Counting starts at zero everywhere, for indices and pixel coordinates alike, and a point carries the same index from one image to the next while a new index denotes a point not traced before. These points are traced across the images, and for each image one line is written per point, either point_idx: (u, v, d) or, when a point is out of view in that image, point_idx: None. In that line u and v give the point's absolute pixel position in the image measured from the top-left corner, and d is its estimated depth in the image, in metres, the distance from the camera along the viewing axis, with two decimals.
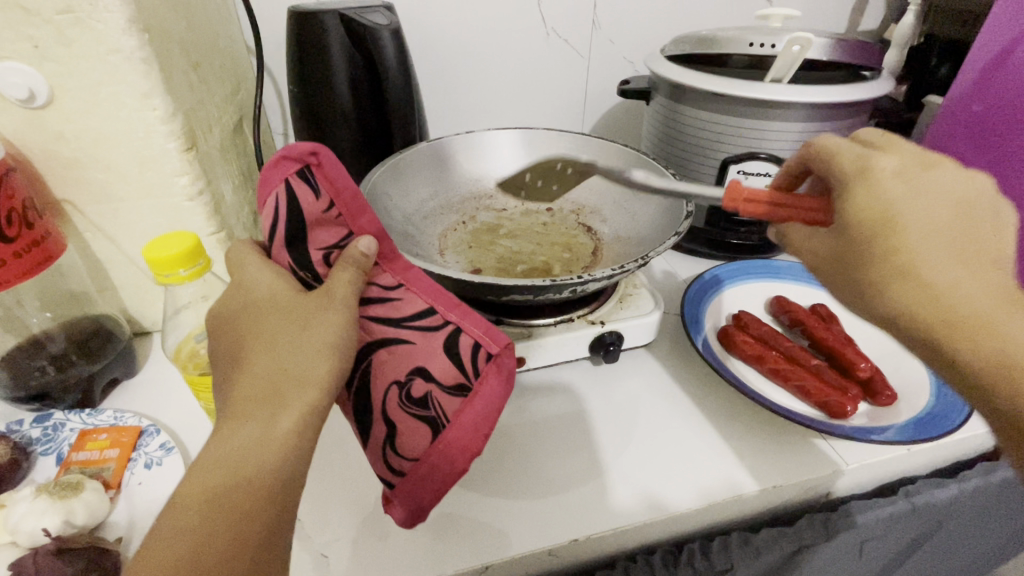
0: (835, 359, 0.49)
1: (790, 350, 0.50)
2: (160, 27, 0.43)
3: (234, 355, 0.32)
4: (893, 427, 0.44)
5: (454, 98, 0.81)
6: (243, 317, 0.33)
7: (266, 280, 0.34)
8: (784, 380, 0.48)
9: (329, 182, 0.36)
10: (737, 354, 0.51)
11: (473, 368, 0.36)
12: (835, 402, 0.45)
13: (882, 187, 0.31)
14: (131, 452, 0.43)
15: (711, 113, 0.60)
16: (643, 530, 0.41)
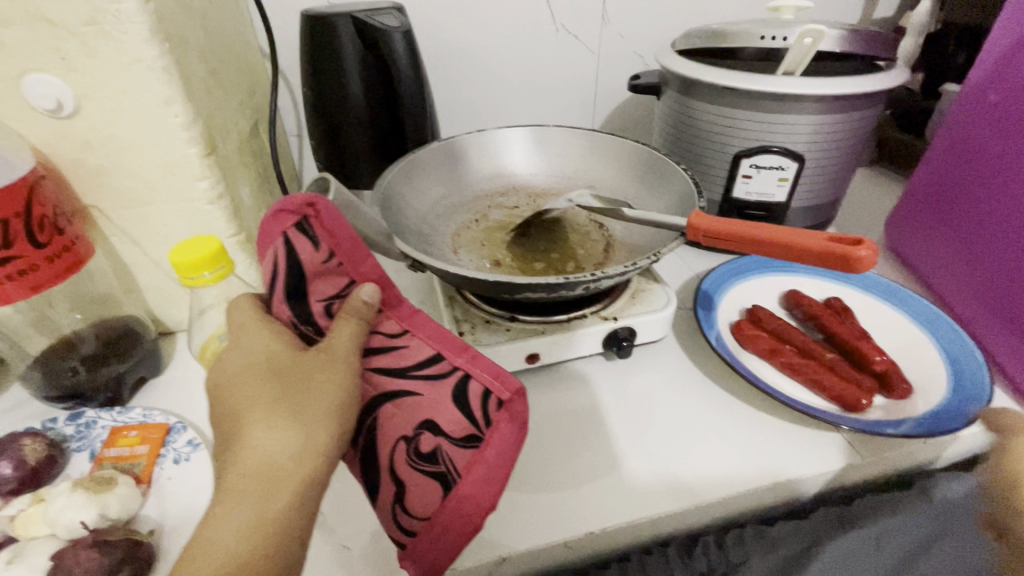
0: (850, 354, 0.49)
1: (805, 343, 0.50)
2: (179, 35, 0.44)
3: (233, 423, 0.33)
4: (910, 420, 0.44)
5: (464, 96, 0.81)
6: (241, 383, 0.34)
7: (264, 341, 0.35)
8: (795, 373, 0.49)
9: (329, 233, 0.37)
10: (750, 348, 0.51)
11: (482, 418, 0.36)
12: (850, 395, 0.45)
13: None
14: (160, 448, 0.44)
15: (723, 107, 0.60)
16: (656, 523, 0.41)
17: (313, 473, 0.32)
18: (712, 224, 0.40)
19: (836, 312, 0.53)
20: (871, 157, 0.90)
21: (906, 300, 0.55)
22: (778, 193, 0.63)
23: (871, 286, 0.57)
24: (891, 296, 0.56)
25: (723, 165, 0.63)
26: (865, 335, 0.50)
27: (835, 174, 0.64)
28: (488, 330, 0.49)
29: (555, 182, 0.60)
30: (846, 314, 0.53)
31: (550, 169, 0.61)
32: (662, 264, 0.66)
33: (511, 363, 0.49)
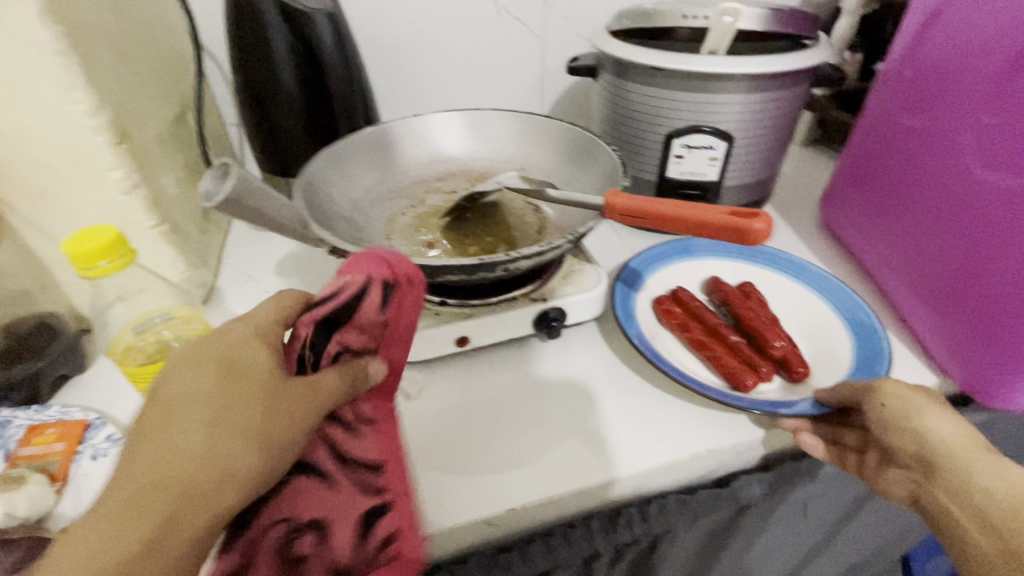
0: (753, 338, 0.52)
1: (715, 325, 0.53)
2: (81, 18, 0.42)
3: (164, 401, 0.30)
4: (800, 402, 0.47)
5: (409, 82, 0.80)
6: (204, 369, 0.31)
7: (252, 351, 0.33)
8: (701, 350, 0.52)
9: (399, 310, 0.39)
10: (664, 324, 0.54)
11: (371, 546, 0.34)
12: (737, 373, 0.48)
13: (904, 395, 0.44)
14: (77, 445, 0.43)
15: (655, 88, 0.60)
16: (578, 496, 0.43)
17: (217, 514, 0.28)
18: (627, 199, 0.40)
19: (750, 298, 0.55)
20: (810, 139, 0.92)
21: (822, 284, 0.58)
22: (709, 171, 0.64)
23: (795, 270, 0.60)
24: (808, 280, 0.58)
25: (656, 147, 0.64)
26: (777, 324, 0.52)
27: (766, 153, 0.65)
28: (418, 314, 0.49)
29: (491, 166, 0.60)
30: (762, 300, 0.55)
31: (486, 153, 0.61)
32: (603, 245, 0.66)
33: (442, 347, 0.49)
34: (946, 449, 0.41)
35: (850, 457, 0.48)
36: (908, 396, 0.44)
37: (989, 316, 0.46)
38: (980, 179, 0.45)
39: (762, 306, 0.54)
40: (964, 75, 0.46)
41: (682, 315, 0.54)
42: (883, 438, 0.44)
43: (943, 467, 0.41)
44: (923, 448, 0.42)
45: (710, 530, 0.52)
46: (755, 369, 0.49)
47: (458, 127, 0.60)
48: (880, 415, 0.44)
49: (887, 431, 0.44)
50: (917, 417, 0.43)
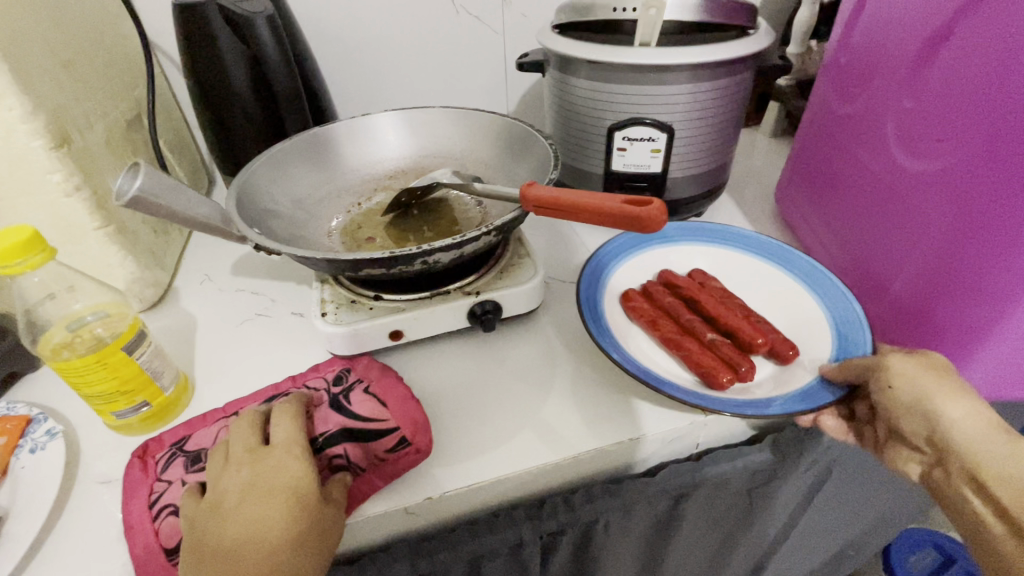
0: (729, 331, 0.51)
1: (690, 322, 0.51)
2: (11, 27, 0.44)
3: (223, 496, 0.38)
4: (809, 391, 0.46)
5: (370, 81, 0.81)
6: (265, 499, 0.37)
7: (290, 465, 0.39)
8: (674, 349, 0.50)
9: (398, 465, 0.42)
10: (636, 322, 0.53)
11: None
12: (721, 370, 0.47)
13: (915, 378, 0.42)
14: (18, 439, 0.45)
15: (595, 82, 0.61)
16: (501, 484, 0.43)
17: None
18: (541, 191, 0.41)
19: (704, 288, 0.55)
20: (780, 129, 0.91)
21: (788, 258, 0.58)
22: (653, 164, 0.64)
23: (762, 250, 0.59)
24: (777, 257, 0.58)
25: (601, 141, 0.64)
26: (743, 314, 0.51)
27: (715, 143, 0.65)
28: (352, 309, 0.50)
29: (433, 163, 0.62)
30: (721, 291, 0.54)
31: (429, 150, 0.62)
32: (555, 238, 0.67)
33: (376, 341, 0.50)
34: (965, 434, 0.41)
35: (866, 429, 0.49)
36: (919, 376, 0.42)
37: (913, 303, 0.47)
38: (903, 164, 0.46)
39: (720, 296, 0.54)
40: (887, 59, 0.47)
41: (651, 313, 0.53)
42: (895, 420, 0.44)
43: (959, 456, 0.41)
44: (935, 432, 0.42)
45: (651, 522, 0.52)
46: (735, 368, 0.47)
47: (402, 126, 0.61)
48: (891, 396, 0.43)
49: (899, 414, 0.44)
50: (936, 398, 0.41)
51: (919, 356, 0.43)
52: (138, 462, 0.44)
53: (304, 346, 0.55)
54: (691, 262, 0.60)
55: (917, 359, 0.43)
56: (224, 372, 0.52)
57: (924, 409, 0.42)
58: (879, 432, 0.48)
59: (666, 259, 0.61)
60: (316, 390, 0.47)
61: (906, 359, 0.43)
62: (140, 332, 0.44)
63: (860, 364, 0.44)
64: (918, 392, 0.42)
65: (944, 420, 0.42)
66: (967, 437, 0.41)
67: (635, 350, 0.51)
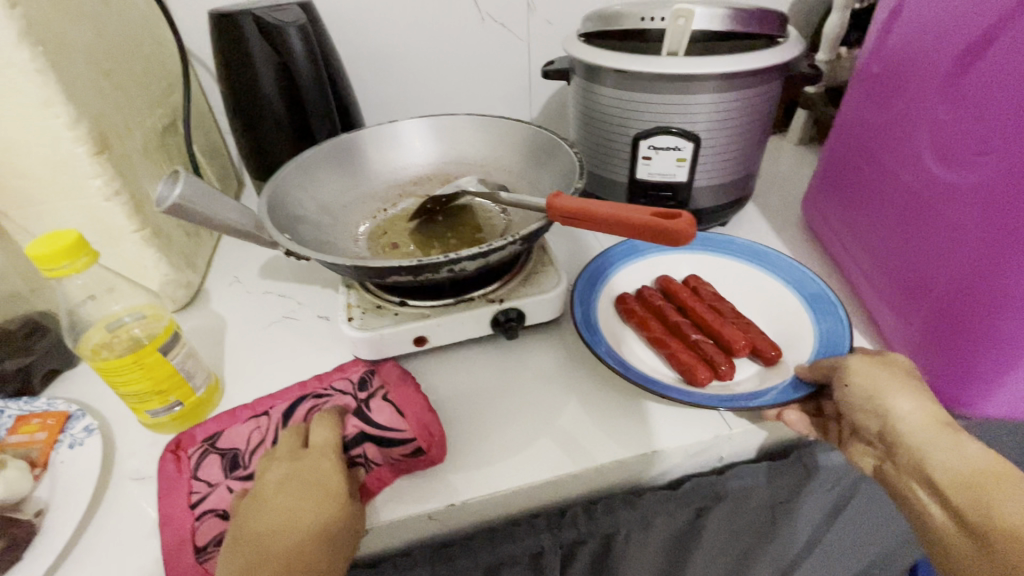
0: (714, 333, 0.51)
1: (675, 323, 0.52)
2: (57, 37, 0.45)
3: (262, 488, 0.40)
4: (777, 387, 0.47)
5: (395, 87, 0.82)
6: (300, 491, 0.39)
7: (325, 464, 0.40)
8: (660, 348, 0.51)
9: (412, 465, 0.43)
10: (629, 323, 0.54)
11: None
12: (698, 370, 0.47)
13: (864, 372, 0.44)
14: (58, 434, 0.46)
15: (620, 91, 0.60)
16: (521, 493, 0.43)
17: None
18: (568, 200, 0.41)
19: (697, 294, 0.55)
20: (807, 137, 0.89)
21: (771, 262, 0.58)
22: (679, 173, 0.64)
23: (756, 257, 0.59)
24: (758, 260, 0.59)
25: (625, 149, 0.64)
26: (729, 317, 0.52)
27: (741, 153, 0.64)
28: (378, 314, 0.51)
29: (457, 169, 0.62)
30: (712, 295, 0.54)
31: (453, 156, 0.63)
32: (576, 245, 0.67)
33: (399, 346, 0.51)
34: (909, 424, 0.41)
35: (831, 424, 0.48)
36: (871, 373, 0.44)
37: (945, 319, 0.45)
38: (936, 176, 0.45)
39: (710, 300, 0.54)
40: (923, 70, 0.46)
41: (641, 313, 0.54)
42: (850, 413, 0.45)
43: (904, 448, 0.41)
44: (887, 426, 0.42)
45: (671, 534, 0.52)
46: (714, 367, 0.48)
47: (427, 133, 0.62)
48: (848, 395, 0.44)
49: (853, 408, 0.44)
50: (885, 393, 0.43)
51: (872, 359, 0.45)
52: (172, 456, 0.45)
53: (327, 348, 0.56)
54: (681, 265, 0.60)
55: (870, 360, 0.45)
56: (250, 373, 0.54)
57: (873, 402, 0.43)
58: (843, 428, 0.47)
59: (669, 263, 0.61)
60: (343, 395, 0.48)
61: (859, 359, 0.45)
62: (175, 332, 0.46)
63: (830, 364, 0.46)
64: (869, 390, 0.43)
65: (893, 413, 0.42)
66: (912, 427, 0.41)
67: (628, 353, 0.52)
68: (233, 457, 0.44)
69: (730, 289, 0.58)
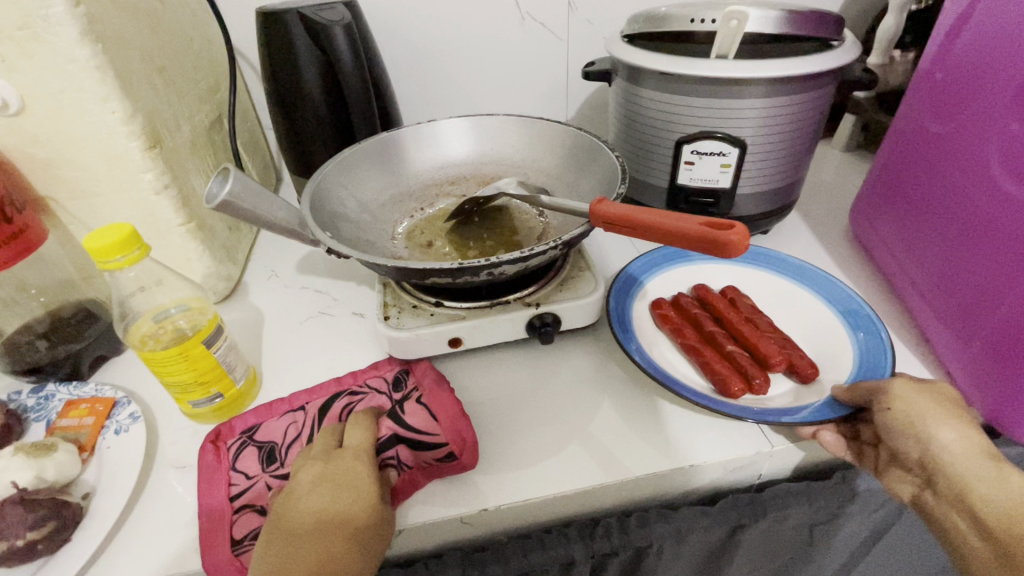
0: (750, 346, 0.49)
1: (711, 333, 0.51)
2: (115, 35, 0.47)
3: (294, 486, 0.40)
4: (813, 404, 0.45)
5: (433, 86, 0.82)
6: (331, 490, 0.39)
7: (356, 466, 0.41)
8: (695, 356, 0.49)
9: (442, 471, 0.43)
10: (663, 329, 0.53)
11: None
12: (730, 382, 0.46)
13: (907, 397, 0.42)
14: (105, 420, 0.48)
15: (664, 94, 0.59)
16: (554, 502, 0.43)
17: None
18: (612, 207, 0.40)
19: (734, 305, 0.53)
20: (854, 143, 0.86)
21: (812, 278, 0.56)
22: (722, 179, 0.62)
23: (797, 271, 0.57)
24: (797, 275, 0.57)
25: (666, 153, 0.63)
26: (768, 331, 0.50)
27: (787, 160, 0.62)
28: (413, 313, 0.51)
29: (494, 170, 0.62)
30: (750, 307, 0.53)
31: (491, 157, 0.62)
32: (612, 250, 0.66)
33: (434, 347, 0.50)
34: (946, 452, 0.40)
35: (866, 450, 0.45)
36: (916, 402, 0.42)
37: (1008, 344, 0.42)
38: (1006, 192, 0.42)
39: (748, 312, 0.52)
40: (994, 79, 0.43)
41: (677, 320, 0.53)
42: (888, 439, 0.42)
43: (948, 479, 0.40)
44: (928, 454, 0.41)
45: (703, 551, 0.50)
46: (748, 379, 0.46)
47: (466, 133, 0.62)
48: (888, 421, 0.42)
49: (894, 435, 0.42)
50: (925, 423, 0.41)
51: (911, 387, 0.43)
52: (211, 447, 0.46)
53: (361, 346, 0.56)
54: (718, 274, 0.59)
55: (914, 385, 0.42)
56: (287, 367, 0.54)
57: (914, 429, 0.41)
58: (880, 455, 0.45)
59: (708, 272, 0.59)
60: (379, 395, 0.49)
61: (902, 382, 0.42)
62: (217, 327, 0.46)
63: (864, 389, 0.43)
64: (912, 417, 0.41)
65: (935, 443, 0.40)
66: (958, 457, 0.40)
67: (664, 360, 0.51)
68: (269, 450, 0.45)
69: (769, 300, 0.56)
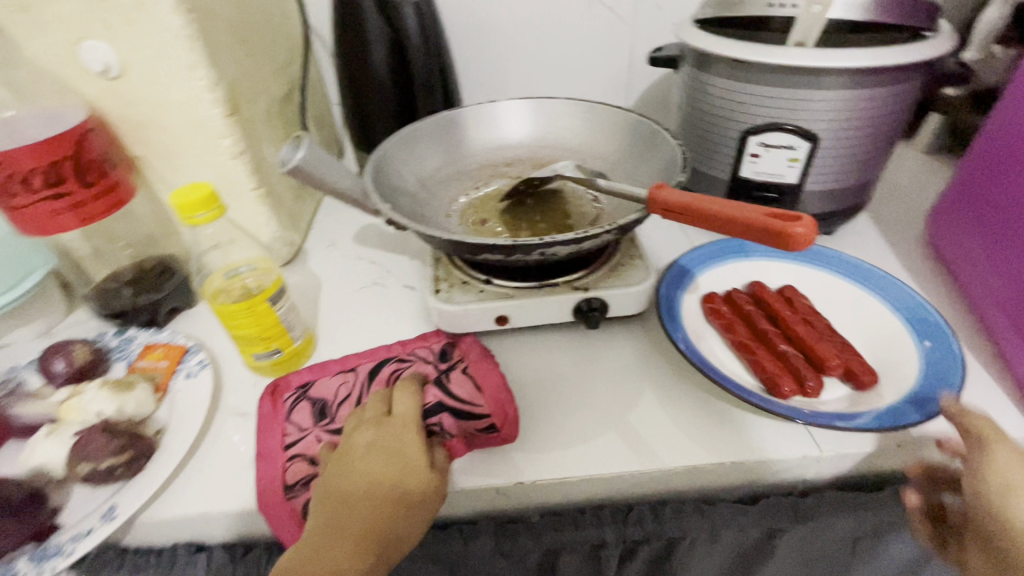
0: (807, 349, 0.47)
1: (765, 331, 0.49)
2: (206, 6, 0.49)
3: (348, 448, 0.42)
4: (870, 412, 0.43)
5: (495, 68, 0.83)
6: (381, 456, 0.41)
7: (406, 436, 0.42)
8: (745, 354, 0.48)
9: (484, 443, 0.44)
10: (713, 323, 0.52)
11: None
12: (781, 382, 0.45)
13: (1008, 468, 0.37)
14: (177, 364, 0.52)
15: (733, 82, 0.57)
16: (589, 485, 0.43)
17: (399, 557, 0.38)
18: (672, 194, 0.40)
19: (791, 304, 0.51)
20: (937, 145, 0.80)
21: (880, 283, 0.53)
22: (788, 173, 0.59)
23: (863, 275, 0.54)
24: (864, 279, 0.54)
25: (731, 145, 0.61)
26: (827, 335, 0.48)
27: (862, 157, 0.59)
28: (463, 288, 0.52)
29: (551, 154, 0.62)
30: (808, 308, 0.51)
31: (549, 140, 0.62)
32: (665, 242, 0.64)
33: (480, 323, 0.51)
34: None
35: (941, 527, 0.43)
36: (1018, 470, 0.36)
37: None
38: None
39: (806, 313, 0.50)
40: None
41: (729, 316, 0.51)
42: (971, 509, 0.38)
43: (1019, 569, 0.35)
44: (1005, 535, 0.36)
45: (736, 551, 0.50)
46: (799, 380, 0.45)
47: (526, 115, 0.62)
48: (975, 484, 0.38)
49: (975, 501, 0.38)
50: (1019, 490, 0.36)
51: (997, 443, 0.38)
52: (269, 398, 0.49)
53: (411, 317, 0.58)
54: (776, 273, 0.57)
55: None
56: (340, 331, 0.57)
57: (995, 502, 0.36)
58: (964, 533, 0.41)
59: (765, 269, 0.57)
60: (425, 364, 0.50)
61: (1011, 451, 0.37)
62: (282, 288, 0.49)
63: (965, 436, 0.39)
64: (1006, 488, 0.36)
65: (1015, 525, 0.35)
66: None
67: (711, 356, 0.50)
68: (322, 406, 0.48)
69: (830, 303, 0.54)
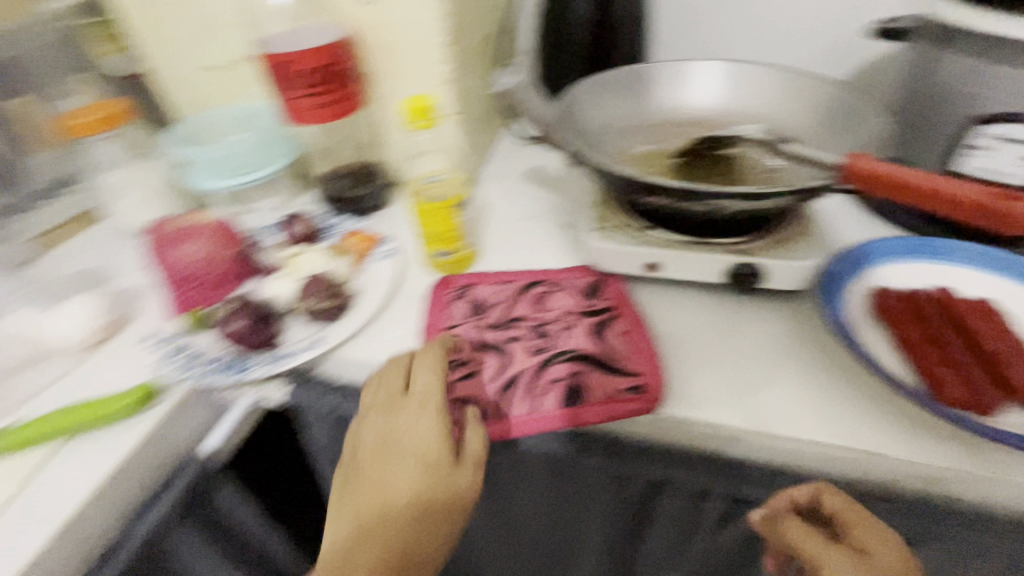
0: (994, 365, 0.42)
1: (943, 335, 0.45)
2: None
3: (365, 435, 0.44)
4: None
5: (691, 29, 0.81)
6: (402, 457, 0.42)
7: (422, 425, 0.43)
8: (913, 354, 0.44)
9: (619, 375, 0.45)
10: (880, 317, 0.48)
11: (462, 395, 0.46)
12: (951, 388, 0.41)
13: None
14: (373, 248, 0.62)
15: (979, 61, 0.50)
16: (707, 433, 0.45)
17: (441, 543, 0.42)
18: (871, 163, 0.40)
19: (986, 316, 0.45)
20: None
21: None
22: None
23: None
24: None
25: (948, 136, 0.54)
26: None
27: None
28: (622, 231, 0.55)
29: (736, 118, 0.61)
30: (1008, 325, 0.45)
31: (736, 105, 0.61)
32: (842, 230, 0.60)
33: (631, 266, 0.54)
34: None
35: None
36: None
37: None
38: None
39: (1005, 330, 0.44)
40: None
41: (903, 312, 0.47)
42: None
43: None
44: None
45: None
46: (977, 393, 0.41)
47: (718, 77, 0.62)
48: None
49: None
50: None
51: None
52: (439, 288, 0.57)
53: (562, 252, 0.62)
54: (975, 283, 0.50)
55: None
56: (499, 251, 0.63)
57: None
58: None
59: (961, 276, 0.51)
60: (574, 293, 0.54)
61: None
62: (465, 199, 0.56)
63: None
64: None
65: None
66: None
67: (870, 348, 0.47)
68: (480, 305, 0.54)
69: None
